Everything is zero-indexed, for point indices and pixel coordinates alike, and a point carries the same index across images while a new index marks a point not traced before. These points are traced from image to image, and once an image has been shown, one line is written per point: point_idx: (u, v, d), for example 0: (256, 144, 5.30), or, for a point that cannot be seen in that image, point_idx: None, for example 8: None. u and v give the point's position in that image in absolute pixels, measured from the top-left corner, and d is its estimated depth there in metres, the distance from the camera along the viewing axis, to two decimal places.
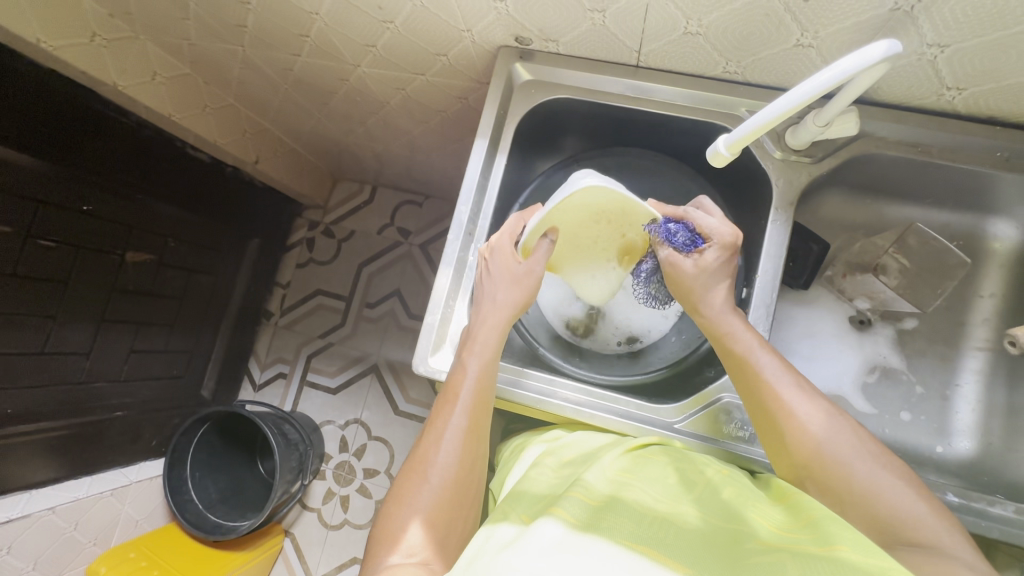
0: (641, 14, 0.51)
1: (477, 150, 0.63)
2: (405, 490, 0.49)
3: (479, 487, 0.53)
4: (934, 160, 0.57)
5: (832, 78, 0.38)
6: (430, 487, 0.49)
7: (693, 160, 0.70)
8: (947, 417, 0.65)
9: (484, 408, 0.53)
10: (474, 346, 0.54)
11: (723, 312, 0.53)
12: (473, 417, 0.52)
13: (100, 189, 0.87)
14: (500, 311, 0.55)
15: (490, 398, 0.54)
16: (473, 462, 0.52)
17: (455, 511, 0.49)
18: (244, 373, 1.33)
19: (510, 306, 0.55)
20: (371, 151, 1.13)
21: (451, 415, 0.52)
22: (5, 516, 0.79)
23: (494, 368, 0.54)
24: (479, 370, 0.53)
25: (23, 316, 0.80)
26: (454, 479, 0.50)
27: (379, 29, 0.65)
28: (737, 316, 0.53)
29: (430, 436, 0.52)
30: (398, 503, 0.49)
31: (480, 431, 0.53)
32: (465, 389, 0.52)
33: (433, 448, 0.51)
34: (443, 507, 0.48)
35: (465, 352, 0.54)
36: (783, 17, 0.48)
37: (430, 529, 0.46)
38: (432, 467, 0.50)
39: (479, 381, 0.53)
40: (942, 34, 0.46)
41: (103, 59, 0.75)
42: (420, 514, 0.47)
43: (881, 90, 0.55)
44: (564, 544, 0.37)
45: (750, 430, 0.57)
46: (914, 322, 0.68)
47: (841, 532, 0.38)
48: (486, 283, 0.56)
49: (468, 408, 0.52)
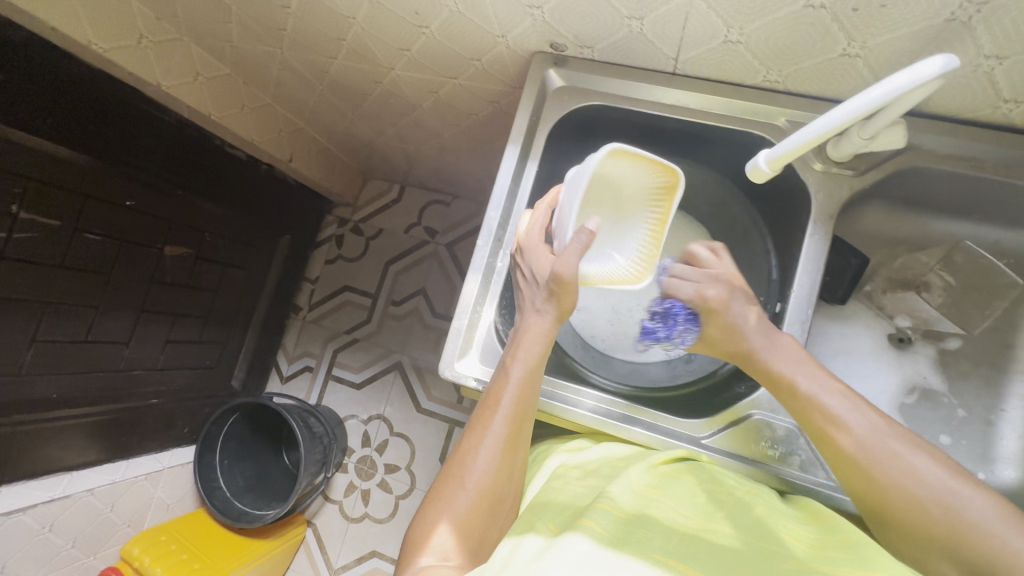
0: (681, 22, 0.50)
1: (509, 156, 0.63)
2: (442, 490, 0.49)
3: (517, 492, 0.53)
4: (987, 174, 0.55)
5: (884, 95, 0.37)
6: (464, 494, 0.48)
7: (728, 170, 0.68)
8: (991, 443, 0.62)
9: (524, 417, 0.52)
10: (518, 352, 0.53)
11: (772, 354, 0.50)
12: (513, 425, 0.52)
13: (143, 184, 0.90)
14: (546, 315, 0.54)
15: (531, 405, 0.53)
16: (511, 470, 0.51)
17: (487, 519, 0.48)
18: (272, 365, 1.36)
19: (555, 308, 0.54)
20: (400, 151, 1.14)
21: (491, 422, 0.51)
22: (48, 495, 0.83)
23: (537, 371, 0.53)
24: (522, 376, 0.52)
25: (70, 305, 0.84)
26: (490, 487, 0.49)
27: (415, 34, 0.65)
28: (789, 353, 0.50)
29: (468, 442, 0.51)
30: (433, 506, 0.48)
31: (521, 437, 0.52)
32: (507, 395, 0.52)
33: (471, 453, 0.50)
34: (479, 510, 0.48)
35: (509, 357, 0.54)
36: (830, 26, 0.46)
37: (467, 533, 0.46)
38: (471, 469, 0.49)
39: (522, 383, 0.52)
40: (1001, 45, 0.44)
41: (148, 60, 0.78)
42: (454, 517, 0.47)
43: (930, 102, 0.53)
44: (592, 563, 0.38)
45: (781, 448, 0.55)
46: (958, 342, 0.66)
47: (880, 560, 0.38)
48: (528, 289, 0.57)
49: (509, 414, 0.52)
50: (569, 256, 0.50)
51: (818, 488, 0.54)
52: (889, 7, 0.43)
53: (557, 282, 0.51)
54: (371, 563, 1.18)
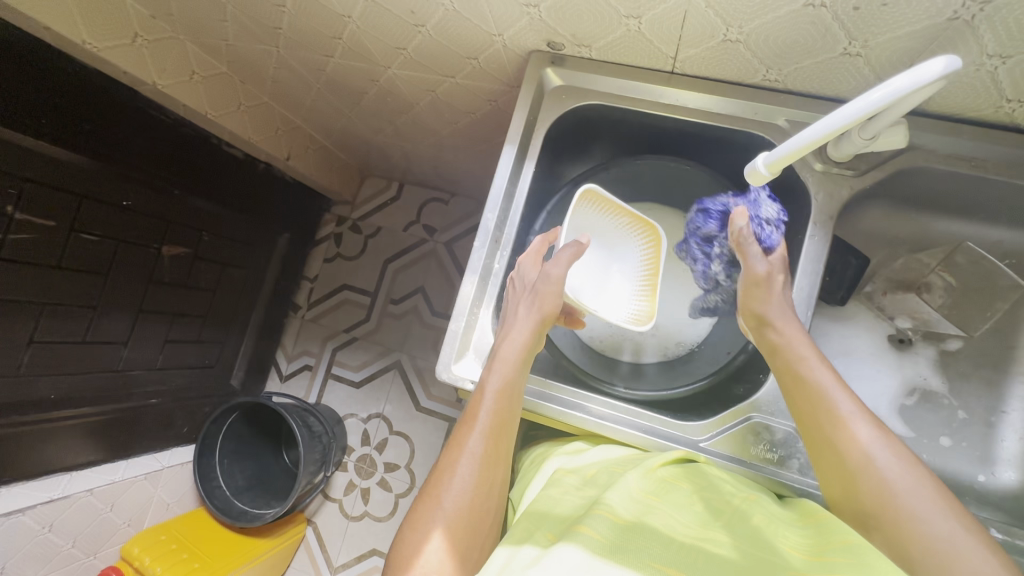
0: (680, 20, 0.49)
1: (506, 156, 0.62)
2: (423, 509, 0.49)
3: (500, 509, 0.52)
4: (990, 175, 0.54)
5: (884, 97, 0.36)
6: (443, 511, 0.48)
7: (727, 170, 0.68)
8: (992, 445, 0.62)
9: (501, 432, 0.53)
10: (494, 365, 0.55)
11: (798, 341, 0.52)
12: (491, 440, 0.52)
13: (140, 184, 0.90)
14: (523, 329, 0.56)
15: (509, 420, 0.54)
16: (491, 487, 0.51)
17: (471, 536, 0.48)
18: (271, 364, 1.36)
19: (532, 318, 0.56)
20: (399, 149, 1.13)
21: (468, 437, 0.52)
22: (48, 496, 0.83)
23: (514, 383, 0.54)
24: (498, 389, 0.53)
25: (68, 306, 0.84)
26: (471, 503, 0.49)
27: (411, 32, 0.64)
28: (808, 342, 0.52)
29: (446, 459, 0.52)
30: (412, 526, 0.48)
31: (500, 451, 0.53)
32: (483, 411, 0.52)
33: (449, 471, 0.50)
34: (460, 526, 0.48)
35: (486, 371, 0.55)
36: (831, 25, 0.45)
37: (449, 550, 0.46)
38: (450, 487, 0.49)
39: (499, 395, 0.53)
40: (1005, 44, 0.43)
41: (143, 59, 0.77)
42: (436, 536, 0.47)
43: (932, 102, 0.52)
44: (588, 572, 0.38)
45: (780, 452, 0.55)
46: (958, 343, 0.65)
47: (878, 564, 0.38)
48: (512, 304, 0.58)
49: (487, 429, 0.52)
50: (561, 263, 0.57)
51: (817, 492, 0.53)
52: (890, 6, 0.42)
53: (546, 284, 0.56)
54: (371, 561, 1.19)
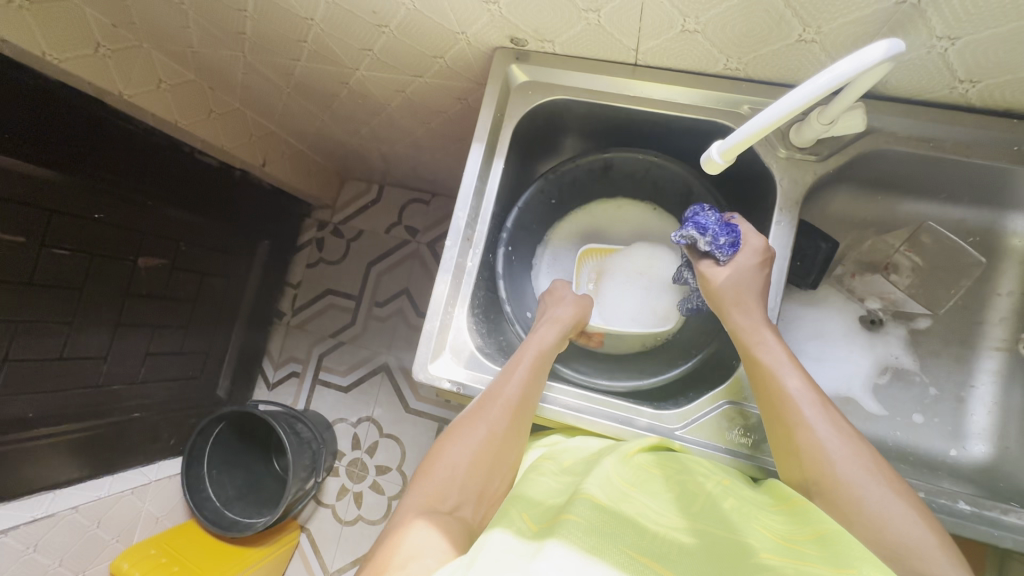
0: (637, 12, 0.50)
1: (474, 154, 0.62)
2: (415, 488, 0.47)
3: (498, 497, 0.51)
4: (948, 155, 0.55)
5: (831, 81, 0.37)
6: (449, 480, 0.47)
7: (696, 159, 0.68)
8: (962, 419, 0.63)
9: (517, 423, 0.54)
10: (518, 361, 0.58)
11: (760, 326, 0.54)
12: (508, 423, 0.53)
13: (111, 197, 0.88)
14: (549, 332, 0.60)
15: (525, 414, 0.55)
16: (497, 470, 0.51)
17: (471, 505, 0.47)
18: (258, 373, 1.35)
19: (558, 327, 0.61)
20: (376, 151, 1.13)
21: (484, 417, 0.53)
22: (31, 516, 0.83)
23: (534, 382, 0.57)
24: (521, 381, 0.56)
25: (42, 323, 0.83)
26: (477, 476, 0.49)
27: (376, 33, 0.64)
28: (772, 331, 0.54)
29: (457, 436, 0.51)
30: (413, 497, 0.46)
31: (505, 449, 0.52)
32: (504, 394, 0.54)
33: (460, 446, 0.50)
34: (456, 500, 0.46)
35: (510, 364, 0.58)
36: (783, 13, 0.46)
37: (441, 533, 0.42)
38: (448, 471, 0.48)
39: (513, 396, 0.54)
40: (952, 26, 0.44)
41: (107, 69, 0.77)
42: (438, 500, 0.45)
43: (889, 84, 0.53)
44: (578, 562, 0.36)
45: (751, 437, 0.56)
46: (927, 321, 0.66)
47: (851, 551, 0.37)
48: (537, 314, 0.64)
49: (506, 412, 0.53)
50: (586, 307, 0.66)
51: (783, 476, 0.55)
52: None
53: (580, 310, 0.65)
54: None
